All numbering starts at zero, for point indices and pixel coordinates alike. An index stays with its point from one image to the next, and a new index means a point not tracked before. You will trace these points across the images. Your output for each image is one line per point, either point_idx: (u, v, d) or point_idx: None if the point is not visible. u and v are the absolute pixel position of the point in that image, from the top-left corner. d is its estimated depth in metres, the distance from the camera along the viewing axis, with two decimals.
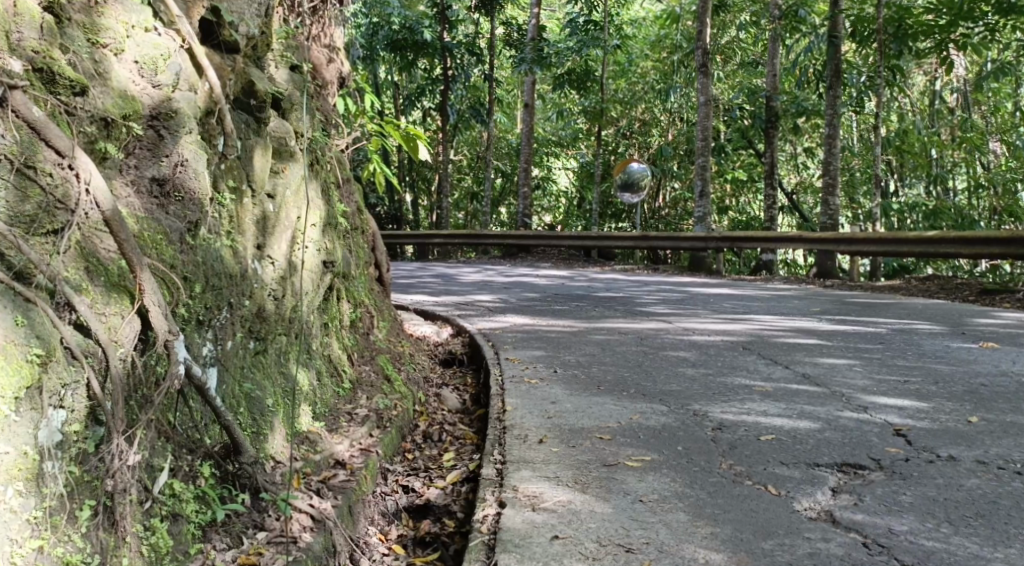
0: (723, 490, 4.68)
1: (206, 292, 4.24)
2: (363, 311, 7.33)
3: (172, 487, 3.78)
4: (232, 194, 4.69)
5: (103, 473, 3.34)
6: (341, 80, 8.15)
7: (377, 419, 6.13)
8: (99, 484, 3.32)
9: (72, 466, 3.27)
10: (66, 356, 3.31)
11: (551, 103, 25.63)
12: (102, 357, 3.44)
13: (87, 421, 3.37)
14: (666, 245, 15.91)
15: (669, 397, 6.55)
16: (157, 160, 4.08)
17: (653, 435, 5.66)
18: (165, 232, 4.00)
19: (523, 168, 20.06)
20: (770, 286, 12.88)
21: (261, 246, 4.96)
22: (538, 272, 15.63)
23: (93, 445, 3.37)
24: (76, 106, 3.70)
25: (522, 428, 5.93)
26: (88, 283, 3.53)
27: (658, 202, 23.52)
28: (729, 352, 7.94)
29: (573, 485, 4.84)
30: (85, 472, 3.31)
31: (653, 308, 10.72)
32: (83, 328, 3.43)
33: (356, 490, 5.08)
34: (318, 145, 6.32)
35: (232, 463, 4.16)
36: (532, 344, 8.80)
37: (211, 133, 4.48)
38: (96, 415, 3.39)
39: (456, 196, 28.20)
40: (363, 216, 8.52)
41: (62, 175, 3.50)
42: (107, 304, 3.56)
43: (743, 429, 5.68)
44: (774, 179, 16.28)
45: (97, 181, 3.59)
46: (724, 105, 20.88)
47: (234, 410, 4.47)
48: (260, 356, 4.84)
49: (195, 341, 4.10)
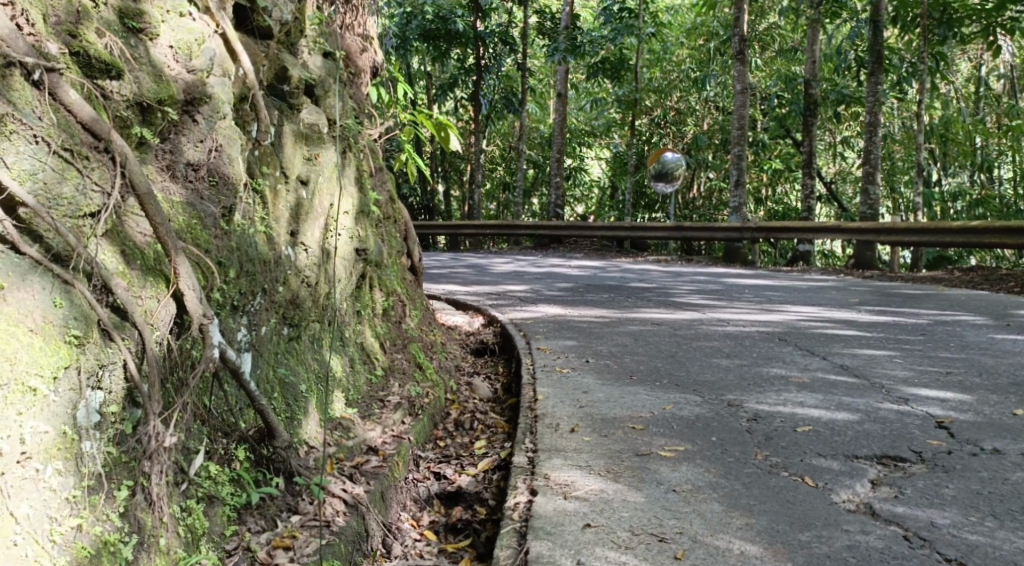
0: (759, 482, 4.64)
1: (240, 277, 4.25)
2: (396, 299, 7.35)
3: (207, 469, 3.79)
4: (266, 180, 4.70)
5: (140, 455, 3.36)
6: (375, 69, 8.16)
7: (409, 406, 6.15)
8: (137, 465, 3.35)
9: (109, 446, 3.29)
10: (103, 338, 3.33)
11: (586, 92, 25.54)
12: (138, 338, 3.46)
13: (124, 402, 3.39)
14: (701, 235, 15.80)
15: (703, 387, 6.50)
16: (192, 145, 4.09)
17: (686, 425, 5.61)
18: (199, 216, 4.01)
19: (557, 158, 19.99)
20: (808, 277, 12.75)
21: (295, 233, 4.98)
22: (570, 263, 15.58)
23: (130, 427, 3.40)
24: (112, 91, 3.72)
25: (553, 417, 5.92)
26: (125, 266, 3.55)
27: (693, 192, 23.38)
28: (764, 343, 7.86)
29: (605, 474, 4.82)
30: (123, 453, 3.34)
31: (687, 298, 10.65)
32: (120, 311, 3.45)
33: (388, 476, 5.09)
34: (352, 132, 6.33)
35: (266, 447, 4.18)
36: (565, 334, 8.78)
37: (245, 119, 4.51)
38: (134, 397, 3.41)
39: (489, 186, 28.22)
40: (395, 205, 8.53)
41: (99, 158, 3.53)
42: (144, 287, 3.58)
43: (779, 421, 5.62)
44: (812, 168, 16.11)
45: (132, 165, 3.61)
46: (761, 93, 20.69)
47: (268, 395, 4.51)
48: (294, 343, 4.87)
49: (229, 326, 4.12)
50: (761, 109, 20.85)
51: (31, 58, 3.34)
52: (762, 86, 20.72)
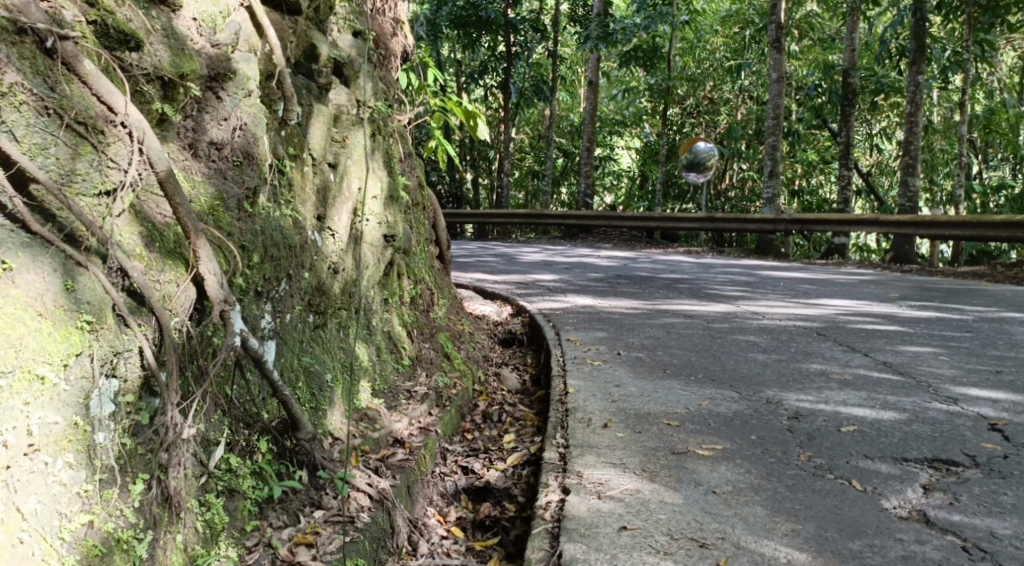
0: (803, 485, 4.43)
1: (265, 261, 4.09)
2: (424, 287, 7.17)
3: (228, 462, 3.64)
4: (293, 161, 4.52)
5: (157, 446, 3.21)
6: (405, 54, 7.96)
7: (436, 398, 5.99)
8: (153, 458, 3.20)
9: (124, 438, 3.14)
10: (118, 324, 3.18)
11: (617, 81, 25.20)
12: (156, 324, 3.30)
13: (141, 391, 3.24)
14: (733, 227, 15.50)
15: (740, 383, 6.27)
16: (215, 123, 3.92)
17: (723, 423, 5.40)
18: (222, 197, 3.85)
19: (587, 146, 19.69)
20: (844, 271, 12.45)
21: (322, 217, 4.81)
22: (600, 253, 15.34)
23: (147, 417, 3.25)
24: (130, 63, 3.56)
25: (585, 411, 5.72)
26: (143, 248, 3.39)
27: (725, 183, 22.99)
28: (802, 338, 7.61)
29: (640, 473, 4.62)
30: (139, 445, 3.19)
31: (720, 291, 10.40)
32: (136, 295, 3.29)
33: (414, 470, 4.93)
34: (381, 115, 6.15)
35: (290, 438, 4.01)
36: (595, 325, 8.57)
37: (271, 98, 4.31)
38: (151, 385, 3.26)
39: (518, 174, 27.96)
40: (424, 191, 8.35)
41: (116, 134, 3.37)
42: (162, 271, 3.42)
43: (821, 420, 5.39)
44: (849, 159, 15.74)
45: (151, 142, 3.45)
46: (797, 83, 20.26)
47: (293, 384, 4.38)
48: (318, 331, 4.73)
49: (252, 313, 3.96)
50: (796, 99, 20.43)
51: (42, 24, 3.19)
52: (798, 75, 20.29)
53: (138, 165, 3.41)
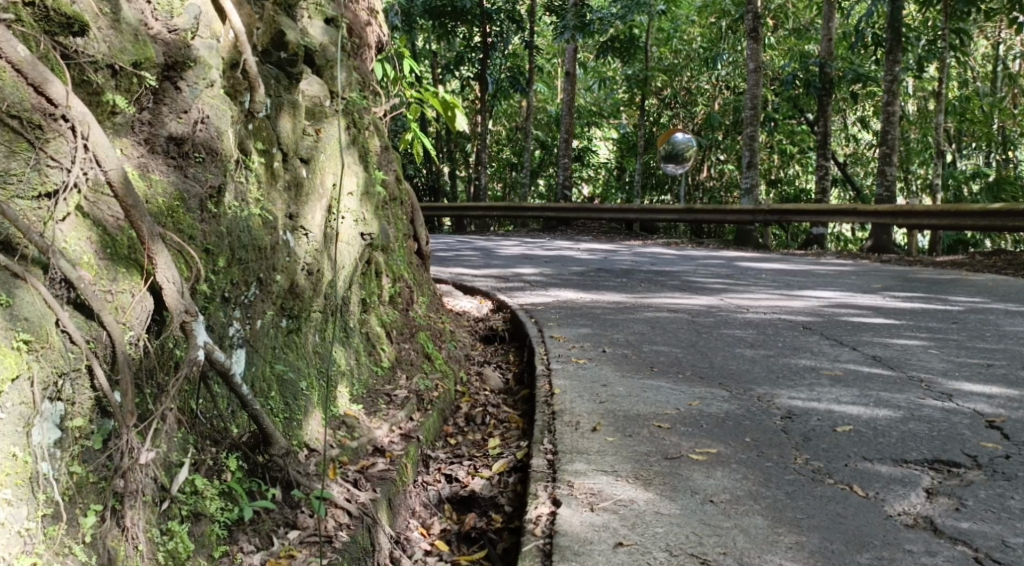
0: (803, 491, 4.20)
1: (232, 264, 3.82)
2: (403, 285, 6.90)
3: (193, 484, 3.37)
4: (261, 157, 4.24)
5: (110, 473, 2.94)
6: (379, 44, 7.66)
7: (418, 401, 5.74)
8: (108, 485, 2.93)
9: (73, 466, 2.87)
10: (63, 343, 2.91)
11: (592, 71, 24.92)
12: (107, 340, 3.04)
13: (91, 413, 2.97)
14: (712, 218, 15.28)
15: (730, 380, 6.05)
16: (173, 116, 3.63)
17: (716, 424, 5.17)
18: (182, 197, 3.56)
19: (564, 138, 19.41)
20: (825, 261, 12.26)
21: (295, 216, 4.55)
22: (579, 246, 15.08)
23: (99, 442, 2.98)
24: (76, 50, 3.26)
25: (572, 414, 5.48)
26: (92, 256, 3.12)
27: (703, 174, 22.74)
28: (789, 331, 7.40)
29: (634, 481, 4.38)
30: (90, 473, 2.91)
31: (703, 283, 10.17)
32: (85, 308, 3.03)
33: (395, 481, 4.68)
34: (356, 107, 5.85)
35: (261, 454, 3.77)
36: (578, 321, 8.33)
37: (236, 88, 4.01)
38: (104, 406, 3.00)
39: (495, 166, 27.61)
40: (401, 185, 8.05)
41: (57, 129, 3.10)
42: (114, 280, 3.15)
43: (816, 419, 5.15)
44: (826, 149, 15.53)
45: (97, 137, 3.18)
46: (774, 73, 20.08)
47: (265, 395, 4.15)
48: (292, 336, 4.50)
49: (218, 321, 3.69)
50: (773, 89, 20.25)
51: None
52: (775, 66, 20.09)
53: (82, 163, 3.13)
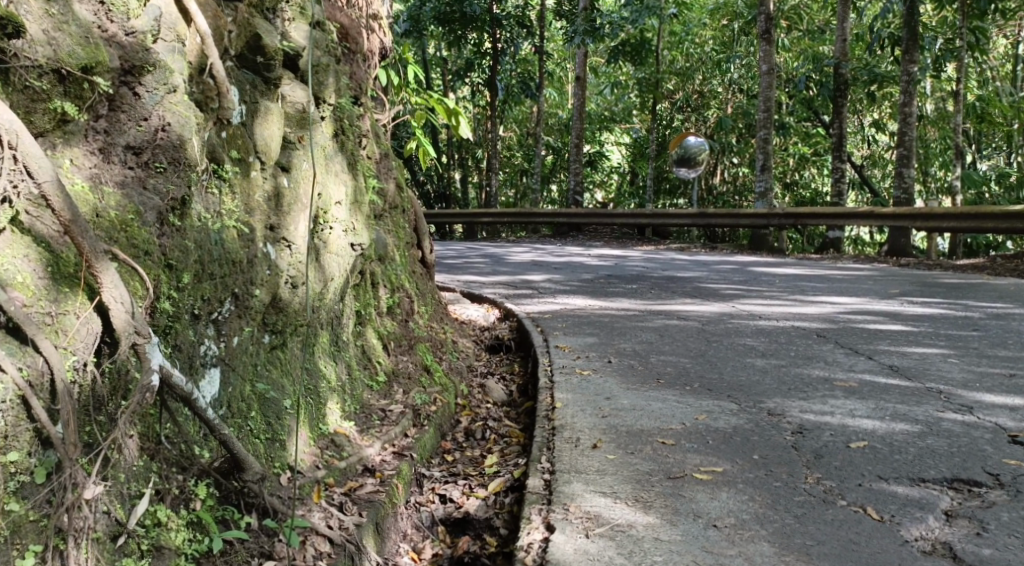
0: (814, 514, 3.93)
1: (201, 280, 3.66)
2: (402, 295, 6.66)
3: (155, 516, 3.19)
4: (236, 166, 4.07)
5: (53, 510, 2.82)
6: (382, 51, 7.44)
7: (413, 416, 5.49)
8: (49, 523, 2.80)
9: (11, 503, 2.74)
10: None
11: (603, 76, 24.61)
12: (45, 366, 2.89)
13: (31, 447, 2.83)
14: (725, 222, 14.98)
15: (739, 392, 5.70)
16: (133, 124, 3.46)
17: (722, 440, 4.82)
18: (137, 210, 3.37)
19: (575, 143, 19.12)
20: (841, 266, 11.95)
21: (275, 226, 4.34)
22: (590, 252, 14.81)
23: (42, 476, 2.84)
24: (12, 53, 3.06)
25: (573, 430, 5.12)
26: (30, 275, 2.97)
27: (716, 178, 22.41)
28: (802, 340, 7.11)
29: (634, 504, 4.08)
30: (30, 511, 2.79)
31: (715, 290, 9.88)
32: (20, 333, 2.87)
33: (384, 503, 4.42)
34: (345, 112, 5.63)
35: (234, 480, 3.56)
36: (585, 330, 8.08)
37: (207, 95, 3.86)
38: (45, 438, 2.86)
39: (506, 172, 27.36)
40: (403, 193, 7.82)
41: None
42: (55, 301, 3.01)
43: (828, 434, 4.84)
44: (842, 151, 15.17)
45: (28, 147, 3.00)
46: (787, 75, 19.72)
47: (245, 415, 3.92)
48: (276, 353, 4.29)
49: (186, 340, 3.54)
50: (787, 91, 19.92)
51: None
52: (789, 67, 19.74)
53: (9, 174, 2.96)
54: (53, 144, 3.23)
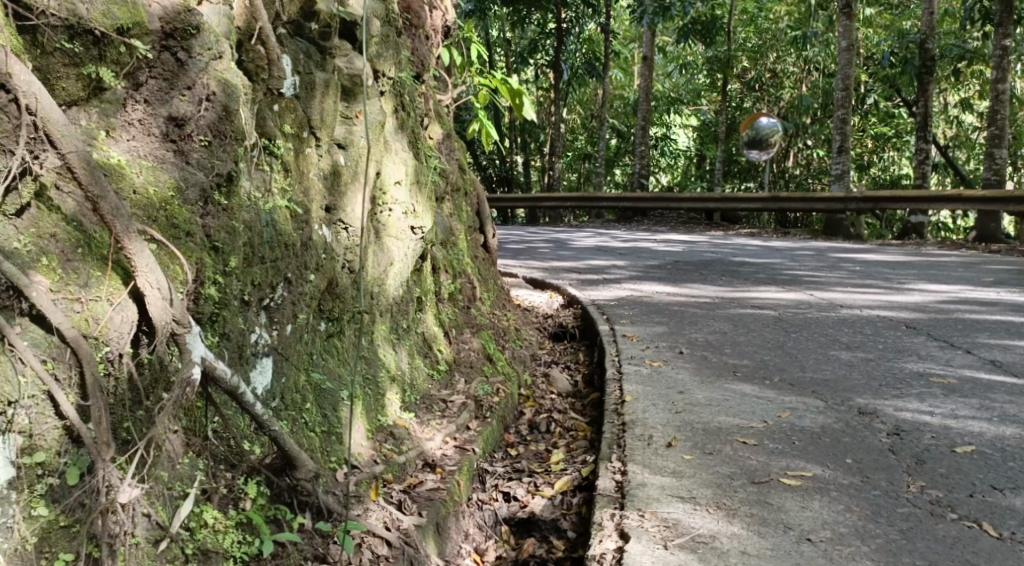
0: (921, 529, 3.55)
1: (251, 264, 3.42)
2: (464, 280, 6.37)
3: (201, 517, 2.98)
4: (289, 142, 3.83)
5: (86, 515, 2.65)
6: (445, 30, 7.11)
7: (476, 408, 5.18)
8: (80, 530, 2.64)
9: (39, 508, 2.60)
10: (11, 366, 2.58)
11: (671, 56, 23.85)
12: (75, 360, 2.70)
13: (61, 445, 2.67)
14: (799, 207, 14.37)
15: (825, 388, 5.28)
16: (177, 93, 3.21)
17: (810, 441, 4.44)
18: (178, 188, 3.15)
19: (641, 125, 18.56)
20: (926, 252, 11.34)
21: (330, 208, 4.13)
22: (657, 238, 14.32)
23: (75, 477, 2.68)
24: (38, 10, 2.88)
25: (645, 424, 4.77)
26: (56, 257, 2.77)
27: (789, 161, 21.66)
28: (890, 331, 6.65)
29: (715, 513, 3.74)
30: (61, 515, 2.63)
31: (792, 276, 9.39)
32: (44, 321, 2.69)
33: (445, 502, 4.13)
34: (406, 88, 5.35)
35: (286, 477, 3.32)
36: (653, 318, 7.70)
37: (257, 64, 3.61)
38: (77, 436, 2.69)
39: (569, 156, 26.93)
40: (465, 175, 7.51)
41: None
42: (86, 286, 2.80)
43: (929, 437, 4.42)
44: (927, 131, 14.38)
45: (50, 112, 2.77)
46: (867, 52, 18.78)
47: (300, 407, 3.69)
48: (332, 341, 4.07)
49: (235, 328, 3.30)
50: (867, 70, 19.06)
51: None
52: (870, 44, 18.81)
53: (28, 142, 2.75)
54: (88, 114, 3.02)
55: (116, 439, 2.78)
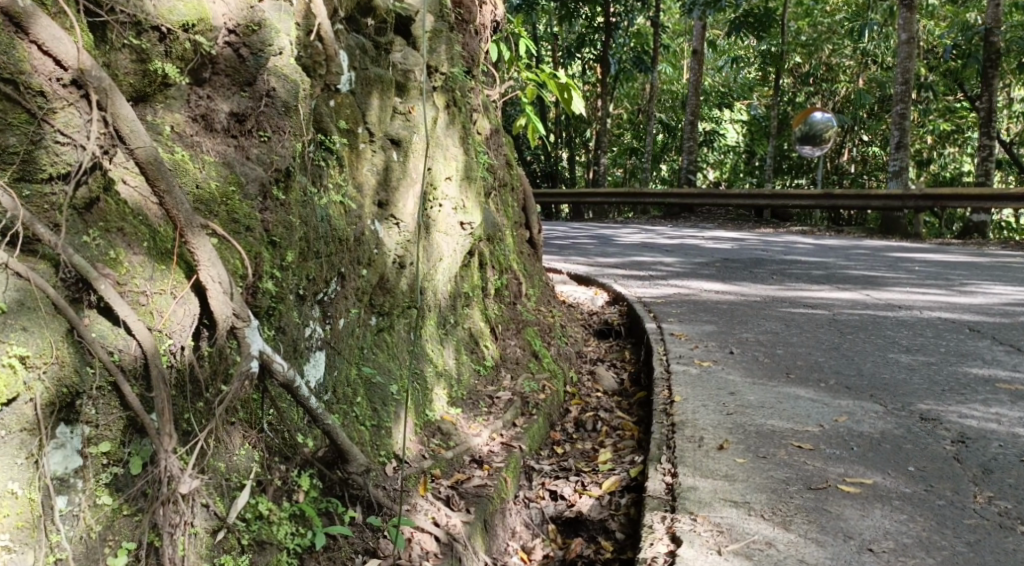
0: (990, 542, 3.48)
1: (307, 259, 3.43)
2: (510, 277, 6.36)
3: (256, 508, 3.01)
4: (343, 137, 3.85)
5: (148, 504, 2.70)
6: (495, 24, 7.09)
7: (522, 404, 5.17)
8: (143, 519, 2.69)
9: (104, 497, 2.65)
10: (79, 357, 2.63)
11: (724, 49, 23.57)
12: (140, 353, 2.74)
13: (125, 436, 2.72)
14: (854, 204, 14.13)
15: (883, 393, 5.20)
16: (237, 89, 3.26)
17: (869, 447, 4.36)
18: (239, 182, 3.18)
19: (690, 120, 18.39)
20: (988, 252, 11.09)
21: (383, 203, 4.14)
22: (706, 235, 14.19)
23: (138, 466, 2.74)
24: (108, 6, 2.92)
25: (695, 426, 4.72)
26: (122, 251, 2.82)
27: (844, 157, 21.35)
28: (952, 334, 6.52)
29: (771, 519, 3.69)
30: (124, 505, 2.69)
31: (847, 276, 9.25)
32: (111, 314, 2.73)
33: (492, 499, 4.12)
34: (459, 83, 5.34)
35: (338, 470, 3.34)
36: (702, 316, 7.63)
37: (316, 60, 3.62)
38: (139, 427, 2.73)
39: (615, 151, 26.82)
40: (512, 171, 7.50)
41: (66, 97, 2.72)
42: (151, 279, 2.84)
43: (995, 445, 4.33)
44: (991, 127, 14.05)
45: (119, 108, 2.80)
46: (928, 45, 18.38)
47: (350, 400, 3.71)
48: (382, 335, 4.09)
49: (291, 322, 3.32)
50: (927, 63, 18.67)
51: None
52: (931, 36, 18.39)
53: (99, 138, 2.78)
54: (154, 109, 3.05)
55: (178, 430, 2.82)
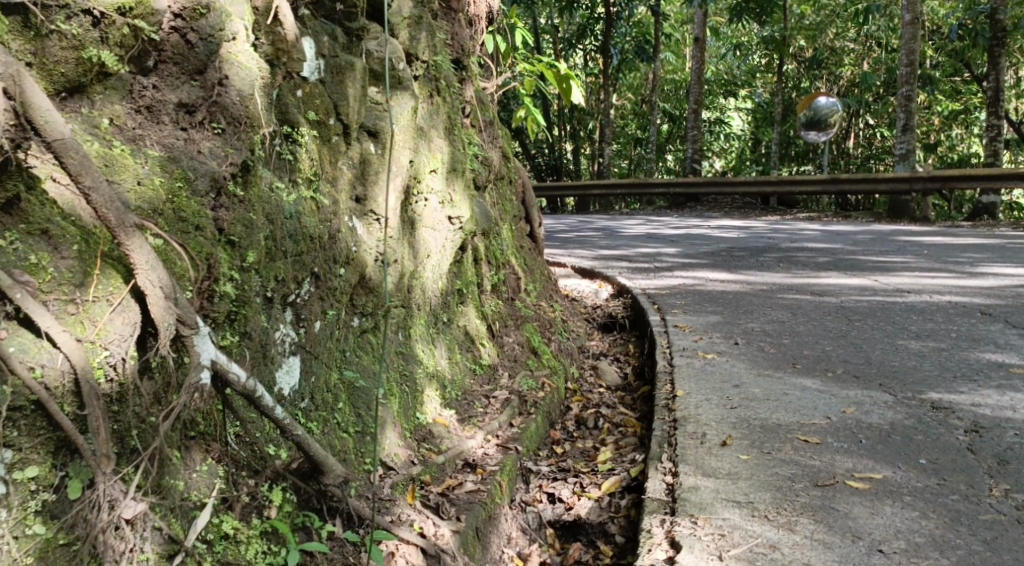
0: (1007, 539, 3.26)
1: (273, 259, 3.24)
2: (507, 272, 6.14)
3: (218, 527, 2.83)
4: (314, 129, 3.66)
5: (86, 532, 2.52)
6: (488, 13, 6.86)
7: (519, 403, 4.95)
8: (81, 548, 2.51)
9: (36, 526, 2.47)
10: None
11: (726, 36, 23.25)
12: (69, 366, 2.55)
13: (57, 457, 2.54)
14: (861, 187, 13.85)
15: (894, 381, 4.97)
16: (186, 78, 3.10)
17: (878, 440, 4.15)
18: (187, 178, 2.98)
19: (693, 109, 18.09)
20: (998, 234, 10.82)
21: (360, 198, 3.95)
22: (711, 224, 13.92)
23: (75, 491, 2.55)
24: None
25: (698, 422, 4.50)
26: (47, 256, 2.63)
27: (850, 141, 21.05)
28: (963, 319, 6.28)
29: (774, 520, 3.47)
30: (60, 533, 2.50)
31: (855, 262, 8.99)
32: (33, 325, 2.54)
33: (484, 505, 3.91)
34: (443, 71, 5.13)
35: (313, 482, 3.14)
36: (707, 307, 7.40)
37: (279, 46, 3.45)
38: (74, 446, 2.55)
39: (620, 143, 26.55)
40: (508, 163, 7.30)
41: None
42: (81, 286, 2.67)
43: (1010, 434, 4.11)
44: (999, 106, 13.75)
45: (31, 97, 2.61)
46: (933, 24, 18.03)
47: (331, 407, 3.51)
48: (366, 336, 3.89)
49: (258, 326, 3.14)
50: (933, 43, 18.34)
51: None
52: (936, 16, 18.04)
53: (9, 131, 2.57)
54: (91, 100, 2.89)
55: (121, 447, 2.65)
